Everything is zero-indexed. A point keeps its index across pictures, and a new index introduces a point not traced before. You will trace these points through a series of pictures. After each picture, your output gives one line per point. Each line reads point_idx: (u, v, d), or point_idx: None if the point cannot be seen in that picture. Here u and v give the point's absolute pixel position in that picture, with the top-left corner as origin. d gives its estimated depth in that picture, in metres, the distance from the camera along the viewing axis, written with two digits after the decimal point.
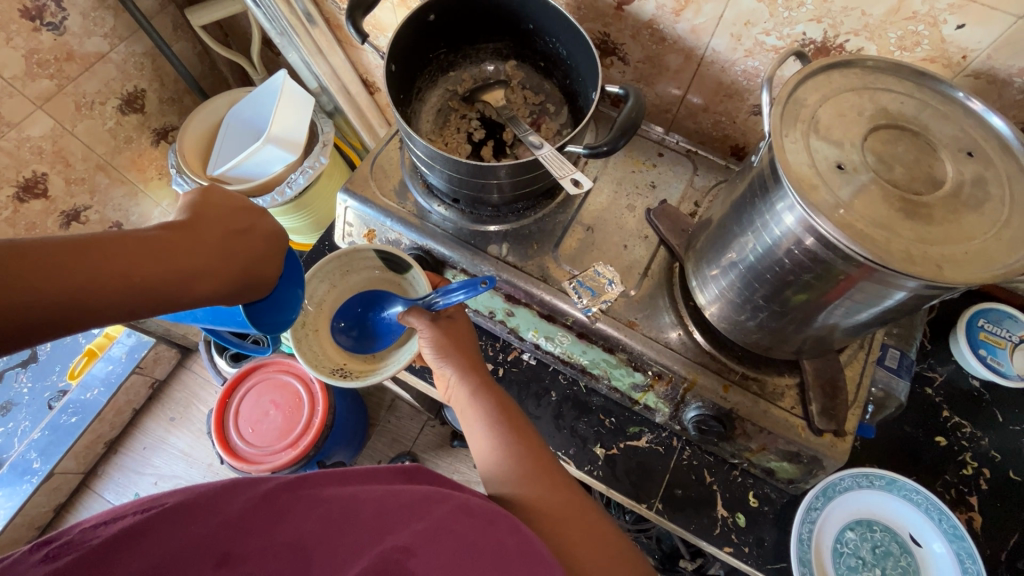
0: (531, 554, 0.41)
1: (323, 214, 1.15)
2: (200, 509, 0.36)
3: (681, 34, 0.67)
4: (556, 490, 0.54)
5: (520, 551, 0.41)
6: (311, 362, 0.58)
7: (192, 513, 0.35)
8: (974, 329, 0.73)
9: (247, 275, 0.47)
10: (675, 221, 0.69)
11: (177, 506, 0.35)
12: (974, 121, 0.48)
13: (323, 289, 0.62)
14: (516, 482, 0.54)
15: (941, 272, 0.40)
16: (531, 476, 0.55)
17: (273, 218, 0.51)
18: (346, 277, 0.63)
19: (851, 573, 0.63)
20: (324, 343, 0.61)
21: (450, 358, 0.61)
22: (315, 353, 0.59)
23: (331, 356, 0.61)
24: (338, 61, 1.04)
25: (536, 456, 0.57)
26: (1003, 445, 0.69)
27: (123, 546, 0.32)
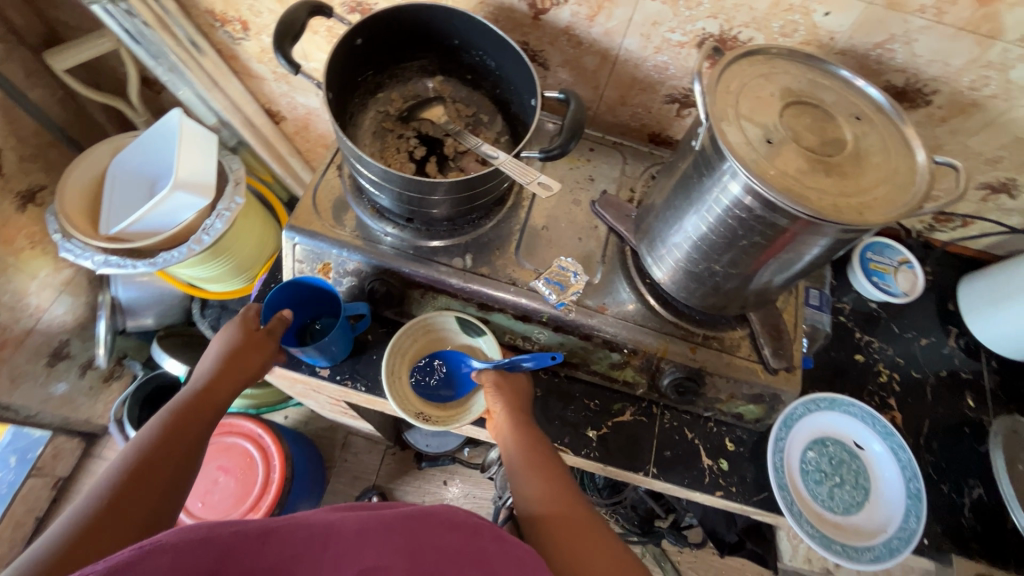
0: (515, 558, 0.44)
1: (245, 256, 1.08)
2: (191, 545, 0.36)
3: (596, 38, 0.72)
4: (557, 491, 0.61)
5: (501, 555, 0.44)
6: (399, 404, 0.68)
7: (181, 547, 0.35)
8: (865, 261, 0.88)
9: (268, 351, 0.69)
10: (618, 209, 0.75)
11: (169, 540, 0.35)
12: (854, 91, 0.58)
13: (408, 344, 0.73)
14: (537, 493, 0.60)
15: (862, 218, 0.48)
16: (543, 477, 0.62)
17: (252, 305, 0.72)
18: (427, 335, 0.74)
19: (818, 486, 0.73)
20: (406, 387, 0.72)
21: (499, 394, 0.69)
22: (401, 396, 0.69)
23: (414, 401, 0.71)
24: (236, 93, 0.98)
25: (546, 467, 0.63)
26: (902, 351, 0.84)
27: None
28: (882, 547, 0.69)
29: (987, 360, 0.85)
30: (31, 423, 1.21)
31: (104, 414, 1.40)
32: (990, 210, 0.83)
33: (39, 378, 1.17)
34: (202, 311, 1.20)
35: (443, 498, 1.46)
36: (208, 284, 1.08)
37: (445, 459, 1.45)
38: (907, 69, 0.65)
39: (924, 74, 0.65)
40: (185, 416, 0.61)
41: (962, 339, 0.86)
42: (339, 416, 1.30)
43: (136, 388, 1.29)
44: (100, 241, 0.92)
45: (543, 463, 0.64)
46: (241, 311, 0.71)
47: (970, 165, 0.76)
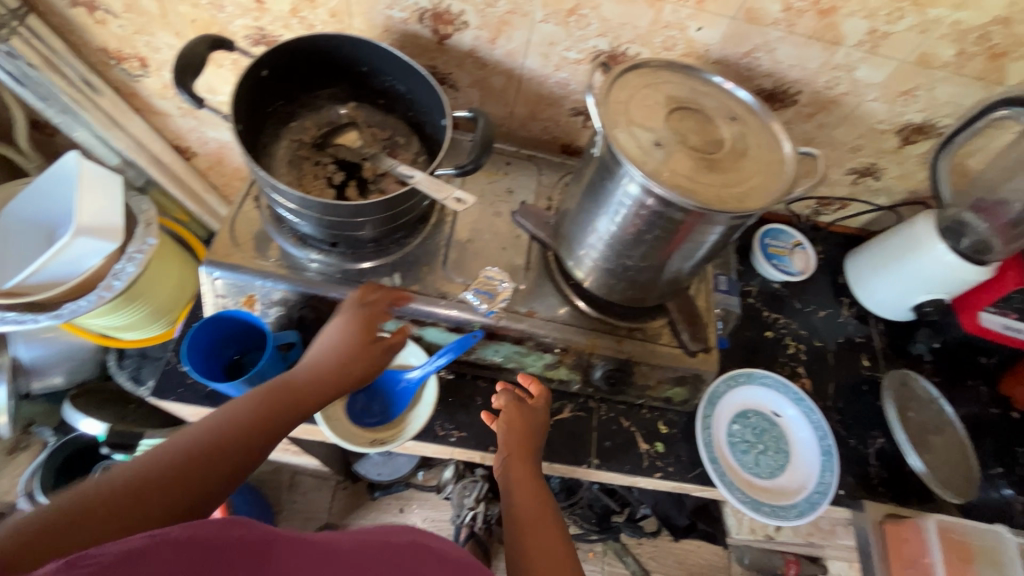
0: None
1: (164, 299, 1.03)
2: (202, 545, 0.38)
3: (499, 59, 0.76)
4: (539, 508, 0.61)
5: None
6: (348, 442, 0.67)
7: (191, 544, 0.38)
8: (765, 246, 0.97)
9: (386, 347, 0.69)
10: (538, 217, 0.79)
11: (183, 535, 0.38)
12: (728, 95, 0.65)
13: None
14: (527, 507, 0.60)
15: (743, 205, 0.55)
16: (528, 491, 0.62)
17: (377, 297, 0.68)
18: None
19: (745, 455, 0.79)
20: (348, 422, 0.71)
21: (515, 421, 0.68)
22: (347, 433, 0.69)
23: (362, 432, 0.71)
24: (140, 131, 0.94)
25: (536, 488, 0.63)
26: (805, 324, 0.93)
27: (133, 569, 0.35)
28: (805, 502, 0.75)
29: (875, 323, 0.96)
30: None
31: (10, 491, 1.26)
32: (860, 192, 0.94)
33: None
34: (120, 361, 1.11)
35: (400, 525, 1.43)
36: (124, 333, 1.02)
37: (398, 485, 1.42)
38: (773, 74, 0.74)
39: (787, 78, 0.74)
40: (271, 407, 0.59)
41: (854, 307, 0.97)
42: (282, 456, 1.25)
43: (48, 456, 1.17)
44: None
45: (534, 486, 0.63)
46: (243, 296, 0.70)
47: (838, 154, 0.87)
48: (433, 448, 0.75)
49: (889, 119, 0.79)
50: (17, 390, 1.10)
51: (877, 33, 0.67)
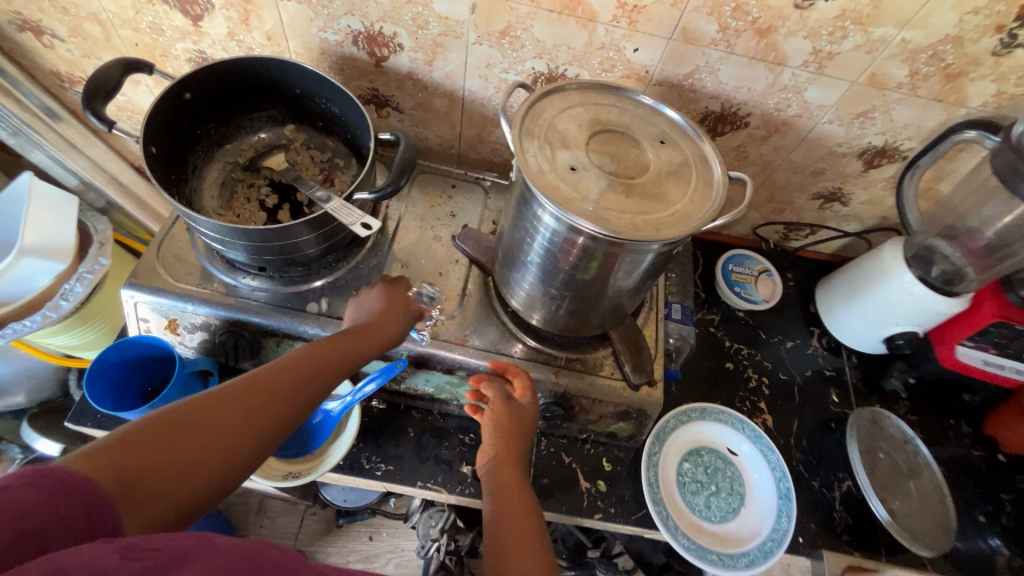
0: None
1: (119, 319, 1.02)
2: (239, 558, 0.35)
3: (439, 81, 0.75)
4: (522, 519, 0.57)
5: None
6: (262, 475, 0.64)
7: (232, 551, 0.35)
8: (727, 273, 0.93)
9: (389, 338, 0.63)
10: (478, 240, 0.76)
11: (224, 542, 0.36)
12: (659, 117, 0.62)
13: None
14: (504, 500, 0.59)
15: (659, 233, 0.51)
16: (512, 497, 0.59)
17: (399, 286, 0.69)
18: None
19: (695, 496, 0.74)
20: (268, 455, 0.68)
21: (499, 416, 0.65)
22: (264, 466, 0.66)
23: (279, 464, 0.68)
24: (98, 153, 0.95)
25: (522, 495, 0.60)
26: (770, 355, 0.89)
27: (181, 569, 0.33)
28: (757, 550, 0.70)
29: (847, 356, 0.90)
30: None
31: None
32: (828, 217, 0.90)
33: None
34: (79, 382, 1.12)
35: (368, 555, 1.38)
36: (80, 353, 1.02)
37: (365, 512, 1.38)
38: (718, 95, 0.71)
39: (734, 99, 0.72)
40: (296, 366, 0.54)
41: (824, 338, 0.92)
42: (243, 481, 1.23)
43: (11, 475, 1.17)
44: None
45: (517, 493, 0.60)
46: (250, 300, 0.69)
47: (799, 178, 0.83)
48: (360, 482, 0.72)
49: (848, 142, 0.75)
50: None
51: (822, 53, 0.64)
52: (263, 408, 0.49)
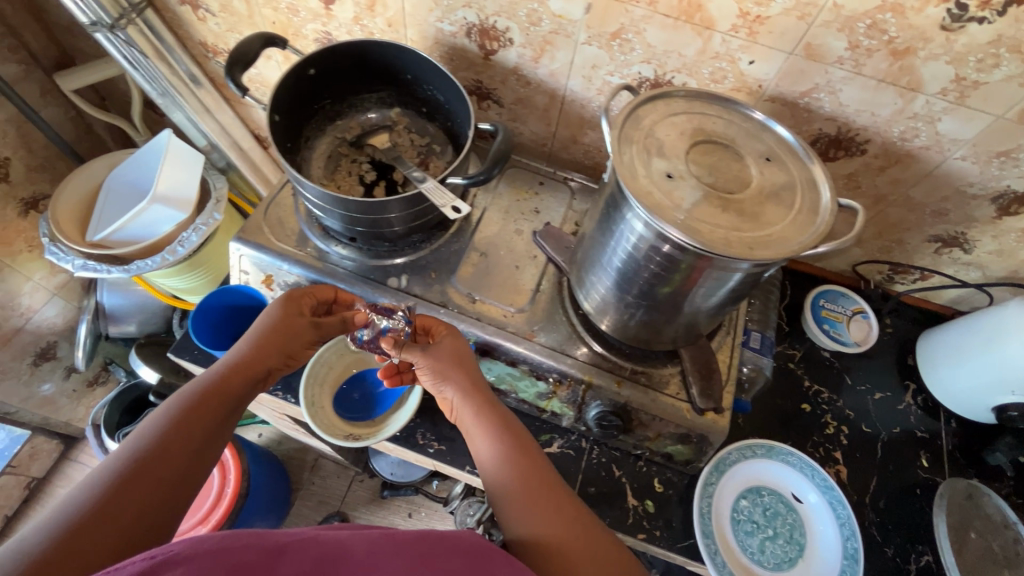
0: None
1: (221, 270, 1.13)
2: (205, 557, 0.34)
3: (542, 78, 0.76)
4: (558, 513, 0.53)
5: None
6: (326, 431, 0.67)
7: (194, 560, 0.34)
8: (817, 308, 0.87)
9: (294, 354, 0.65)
10: (558, 240, 0.77)
11: (184, 552, 0.34)
12: (768, 133, 0.59)
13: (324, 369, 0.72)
14: (537, 522, 0.52)
15: (752, 252, 0.49)
16: (536, 492, 0.55)
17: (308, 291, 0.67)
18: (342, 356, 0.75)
19: (748, 537, 0.69)
20: (331, 414, 0.70)
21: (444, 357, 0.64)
22: (328, 423, 0.68)
23: (340, 426, 0.70)
24: (226, 119, 1.05)
25: (542, 479, 0.56)
26: (854, 403, 0.82)
27: None
28: None
29: (946, 420, 0.81)
30: (10, 420, 1.26)
31: (83, 418, 1.44)
32: (945, 263, 0.81)
33: (22, 376, 1.22)
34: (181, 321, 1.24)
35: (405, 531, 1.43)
36: (186, 296, 1.13)
37: (409, 488, 1.42)
38: (836, 118, 0.67)
39: (854, 123, 0.67)
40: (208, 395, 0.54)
41: (920, 396, 0.83)
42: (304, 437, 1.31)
43: (116, 394, 1.33)
44: (82, 247, 0.98)
45: (539, 480, 0.56)
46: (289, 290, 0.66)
47: (915, 217, 0.76)
48: (413, 455, 0.75)
49: (981, 183, 0.68)
50: (99, 330, 1.28)
51: (965, 81, 0.58)
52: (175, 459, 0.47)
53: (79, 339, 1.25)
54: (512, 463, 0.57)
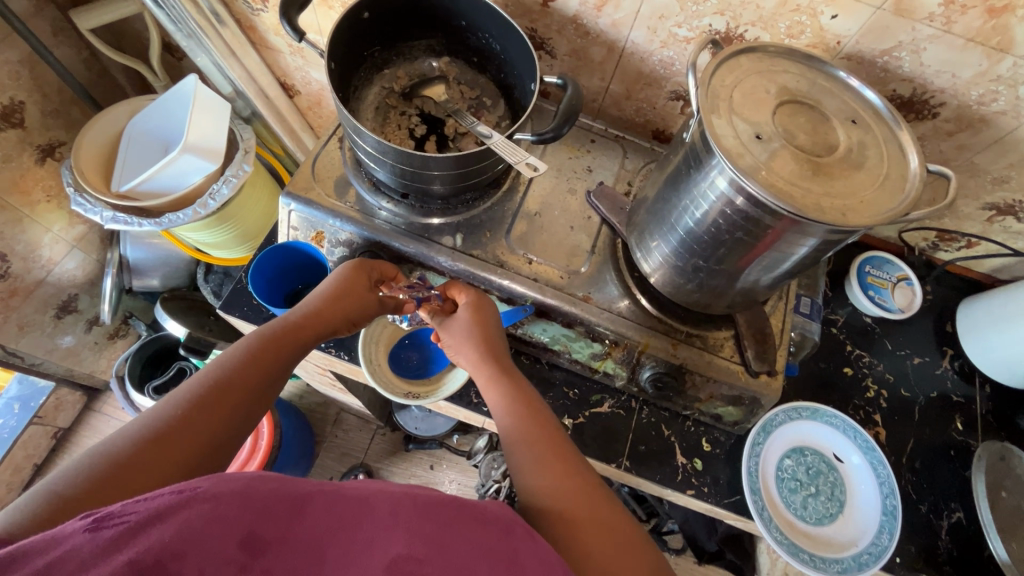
0: (546, 561, 0.42)
1: (249, 225, 1.10)
2: (229, 499, 0.37)
3: (603, 28, 0.72)
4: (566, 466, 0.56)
5: (533, 558, 0.42)
6: (385, 387, 0.68)
7: (220, 500, 0.36)
8: (862, 274, 0.87)
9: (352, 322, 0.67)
10: (613, 201, 0.75)
11: (209, 490, 0.37)
12: (851, 94, 0.58)
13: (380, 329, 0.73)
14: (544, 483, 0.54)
15: (845, 218, 0.48)
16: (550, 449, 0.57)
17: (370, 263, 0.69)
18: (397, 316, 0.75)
19: (792, 494, 0.72)
20: (388, 372, 0.71)
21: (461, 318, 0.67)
22: (387, 380, 0.70)
23: (398, 383, 0.71)
24: (252, 64, 1.00)
25: (552, 438, 0.59)
26: (894, 367, 0.83)
27: (156, 522, 0.34)
28: (851, 560, 0.68)
29: (981, 385, 0.83)
30: (36, 371, 1.25)
31: (106, 370, 1.44)
32: (995, 231, 0.81)
33: (46, 329, 1.21)
34: (206, 275, 1.21)
35: (428, 481, 1.47)
36: (213, 250, 1.11)
37: (433, 442, 1.46)
38: (914, 79, 0.64)
39: (931, 85, 0.65)
40: (264, 349, 0.58)
41: (957, 362, 0.85)
42: (331, 392, 1.32)
43: (140, 347, 1.33)
44: (109, 197, 0.94)
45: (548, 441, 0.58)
46: (356, 258, 0.68)
47: (975, 184, 0.75)
48: (466, 413, 0.77)
49: None
50: (122, 284, 1.26)
51: None
52: (232, 401, 0.52)
53: (103, 292, 1.24)
54: (523, 421, 0.60)
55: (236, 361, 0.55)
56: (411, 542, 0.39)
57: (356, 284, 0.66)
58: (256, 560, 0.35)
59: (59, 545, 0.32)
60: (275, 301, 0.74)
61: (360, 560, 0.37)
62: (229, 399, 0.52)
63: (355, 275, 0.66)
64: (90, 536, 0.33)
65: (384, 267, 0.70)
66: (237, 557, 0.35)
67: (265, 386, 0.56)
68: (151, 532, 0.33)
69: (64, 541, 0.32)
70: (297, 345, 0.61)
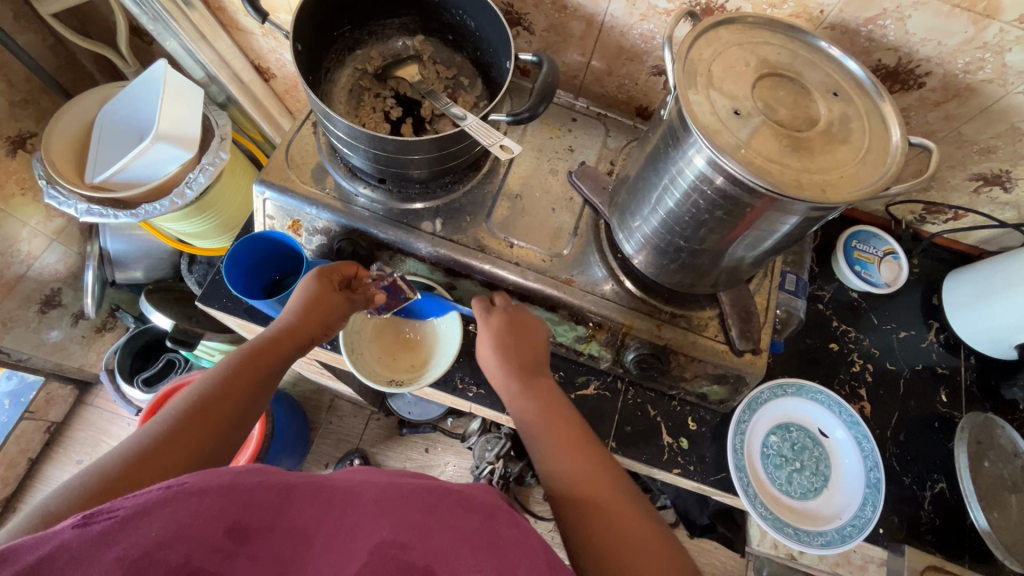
0: (529, 548, 0.42)
1: (230, 214, 1.08)
2: (215, 492, 0.36)
3: (581, 2, 0.70)
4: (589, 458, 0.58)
5: (517, 544, 0.42)
6: (367, 375, 0.68)
7: (207, 493, 0.36)
8: (849, 249, 0.86)
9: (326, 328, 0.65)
10: (595, 180, 0.74)
11: (196, 485, 0.36)
12: (834, 65, 0.56)
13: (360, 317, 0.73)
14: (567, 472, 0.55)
15: (825, 194, 0.47)
16: (568, 441, 0.59)
17: (331, 268, 0.66)
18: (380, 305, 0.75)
19: (777, 470, 0.73)
20: (371, 360, 0.72)
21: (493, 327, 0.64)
22: (369, 369, 0.70)
23: (381, 372, 0.72)
24: (223, 47, 0.96)
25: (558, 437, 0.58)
26: (879, 342, 0.83)
27: (143, 515, 0.34)
28: (835, 533, 0.69)
29: (966, 356, 0.83)
30: (23, 367, 1.24)
31: (95, 364, 1.44)
32: (982, 203, 0.80)
33: (30, 324, 1.20)
34: (190, 266, 1.20)
35: (423, 464, 1.48)
36: (196, 240, 1.10)
37: (427, 426, 1.46)
38: (899, 48, 0.63)
39: (916, 54, 0.63)
40: (242, 369, 0.58)
41: (942, 334, 0.85)
42: (322, 380, 1.32)
43: (127, 339, 1.32)
44: (83, 189, 0.92)
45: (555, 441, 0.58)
46: (319, 265, 0.65)
47: (961, 155, 0.74)
48: (452, 399, 0.77)
49: None
50: (105, 276, 1.24)
51: None
52: (212, 420, 0.53)
53: (85, 286, 1.22)
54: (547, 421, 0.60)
55: (216, 377, 0.56)
56: (397, 528, 0.38)
57: (322, 291, 0.64)
58: (244, 546, 0.35)
59: (49, 542, 0.32)
60: (252, 292, 0.72)
61: (346, 546, 0.37)
62: (211, 415, 0.53)
63: (318, 282, 0.63)
64: (79, 531, 0.32)
65: (351, 269, 0.68)
66: (222, 545, 0.34)
67: (246, 399, 0.57)
68: (137, 525, 0.33)
69: (54, 538, 0.32)
70: (277, 355, 0.61)
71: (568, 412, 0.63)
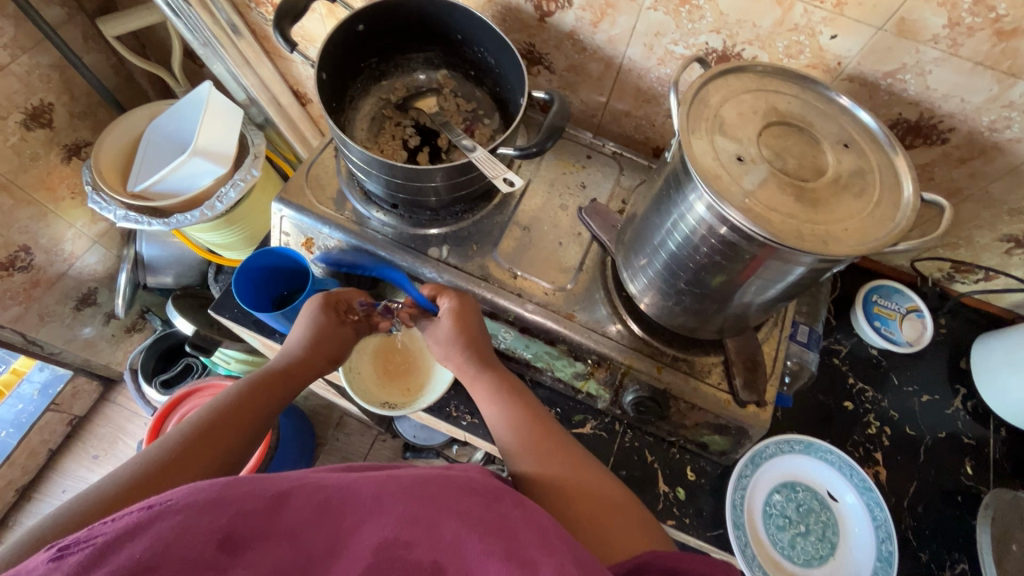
0: (539, 523, 0.41)
1: (257, 228, 1.12)
2: (202, 506, 0.34)
3: (599, 44, 0.72)
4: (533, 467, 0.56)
5: (526, 522, 0.41)
6: (363, 397, 0.69)
7: (191, 508, 0.34)
8: (869, 304, 0.83)
9: (331, 360, 0.66)
10: (604, 217, 0.73)
11: (178, 501, 0.34)
12: (846, 116, 0.56)
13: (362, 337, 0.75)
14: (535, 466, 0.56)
15: (827, 246, 0.46)
16: (543, 453, 0.57)
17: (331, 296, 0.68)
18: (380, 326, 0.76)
19: (779, 532, 0.69)
20: (369, 381, 0.72)
21: (470, 371, 0.65)
22: (366, 390, 0.71)
23: (378, 393, 0.72)
24: (266, 72, 1.03)
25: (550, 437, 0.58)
26: (899, 404, 0.79)
27: (125, 541, 0.32)
28: None
29: (995, 428, 0.78)
30: (54, 361, 1.30)
31: (121, 363, 1.49)
32: (1014, 264, 0.76)
33: (65, 320, 1.26)
34: (216, 275, 1.24)
35: None
36: (224, 251, 1.14)
37: (431, 452, 1.44)
38: (920, 103, 0.62)
39: (938, 109, 0.61)
40: (244, 401, 0.57)
41: (970, 401, 0.80)
42: (332, 396, 1.34)
43: (152, 341, 1.37)
44: (124, 197, 0.98)
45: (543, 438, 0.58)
46: (323, 293, 0.67)
47: (990, 214, 0.71)
48: (447, 426, 0.77)
49: None
50: (137, 279, 1.31)
51: None
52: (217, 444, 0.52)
53: (118, 287, 1.28)
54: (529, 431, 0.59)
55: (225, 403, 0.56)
56: (400, 525, 0.38)
57: (330, 320, 0.66)
58: (238, 559, 0.34)
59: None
60: (261, 305, 0.74)
61: (346, 548, 0.37)
62: (223, 430, 0.53)
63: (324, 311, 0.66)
64: (54, 565, 0.30)
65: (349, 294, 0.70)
66: (215, 561, 0.33)
67: (256, 426, 0.56)
68: (122, 549, 0.31)
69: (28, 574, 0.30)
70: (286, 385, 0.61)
71: (529, 429, 0.59)
